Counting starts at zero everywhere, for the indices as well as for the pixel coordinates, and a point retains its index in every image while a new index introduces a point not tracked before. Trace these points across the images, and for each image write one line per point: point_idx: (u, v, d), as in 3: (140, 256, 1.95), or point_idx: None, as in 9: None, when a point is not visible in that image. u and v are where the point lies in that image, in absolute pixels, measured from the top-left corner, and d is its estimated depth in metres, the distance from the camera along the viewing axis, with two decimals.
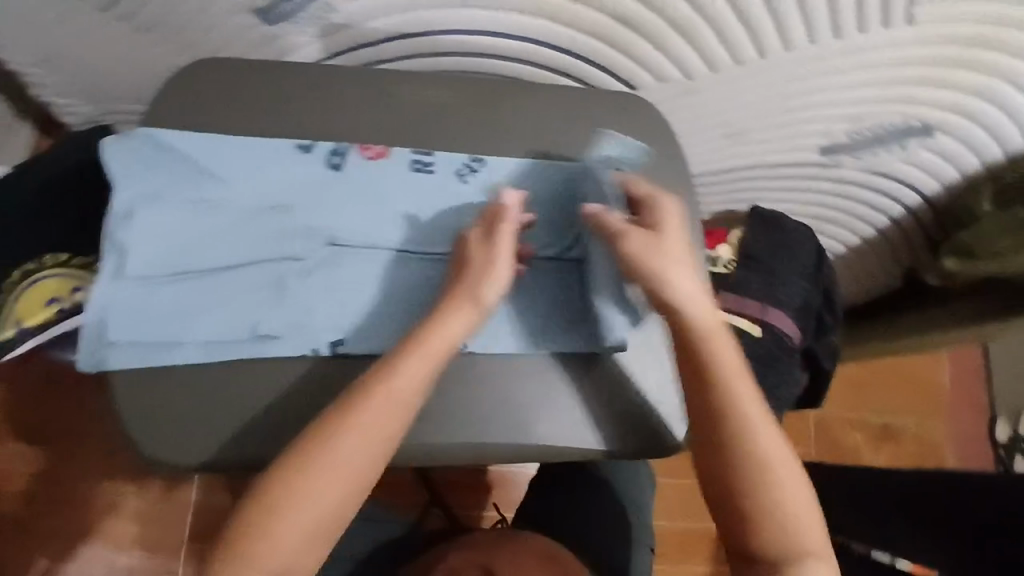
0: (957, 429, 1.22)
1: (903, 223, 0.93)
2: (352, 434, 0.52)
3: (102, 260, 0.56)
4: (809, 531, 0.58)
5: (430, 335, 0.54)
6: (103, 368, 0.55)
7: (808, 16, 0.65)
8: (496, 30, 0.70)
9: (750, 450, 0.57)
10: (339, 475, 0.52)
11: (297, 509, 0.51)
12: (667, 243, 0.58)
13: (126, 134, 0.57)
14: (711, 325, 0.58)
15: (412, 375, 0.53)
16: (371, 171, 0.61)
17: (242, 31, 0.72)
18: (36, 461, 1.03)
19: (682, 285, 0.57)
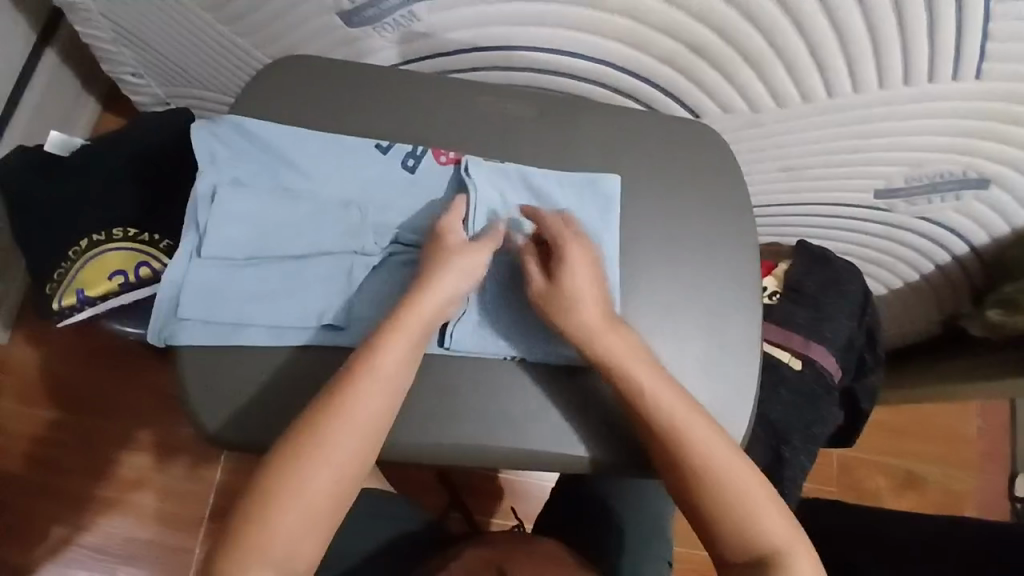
0: (976, 481, 1.20)
1: (949, 271, 0.93)
2: (339, 415, 0.53)
3: (183, 239, 0.59)
4: (775, 525, 0.56)
5: (402, 320, 0.55)
6: (175, 342, 0.58)
7: (880, 62, 0.66)
8: (570, 50, 0.72)
9: (696, 464, 0.56)
10: (330, 458, 0.53)
11: (292, 492, 0.52)
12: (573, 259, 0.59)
13: (215, 120, 0.61)
14: (620, 352, 0.57)
15: (393, 360, 0.54)
16: (444, 175, 0.62)
17: (324, 30, 0.74)
18: (72, 426, 1.05)
19: (586, 305, 0.58)
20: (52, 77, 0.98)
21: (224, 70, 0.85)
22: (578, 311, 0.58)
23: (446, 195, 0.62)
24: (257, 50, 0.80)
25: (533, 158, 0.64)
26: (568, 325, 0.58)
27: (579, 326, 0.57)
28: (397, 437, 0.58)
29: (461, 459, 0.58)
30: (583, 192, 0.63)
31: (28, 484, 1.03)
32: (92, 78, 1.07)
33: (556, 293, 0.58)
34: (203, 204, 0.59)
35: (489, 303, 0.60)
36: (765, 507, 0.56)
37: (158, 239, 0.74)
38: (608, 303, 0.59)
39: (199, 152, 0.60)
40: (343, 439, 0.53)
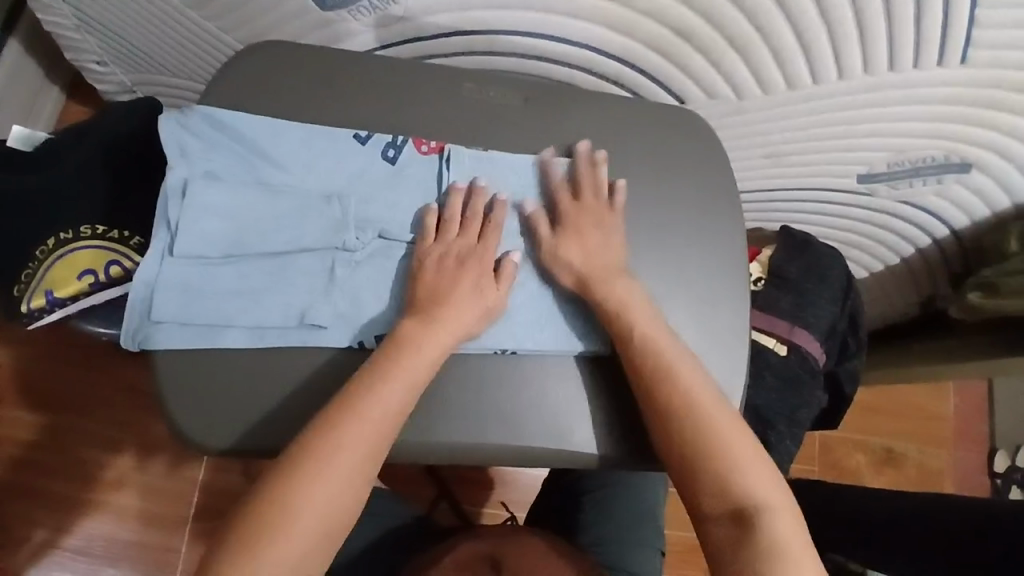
0: (955, 458, 1.24)
1: (928, 254, 0.94)
2: (358, 418, 0.51)
3: (155, 238, 0.57)
4: (761, 479, 0.54)
5: (421, 323, 0.55)
6: (150, 345, 0.56)
7: (864, 47, 0.65)
8: (552, 33, 0.70)
9: (684, 407, 0.56)
10: (345, 465, 0.51)
11: (302, 502, 0.49)
12: (581, 201, 0.61)
13: (185, 112, 0.58)
14: (619, 294, 0.58)
15: (419, 359, 0.54)
16: (427, 166, 0.60)
17: (299, 15, 0.72)
18: (47, 427, 1.02)
19: (592, 242, 0.60)
20: (14, 68, 0.94)
21: (193, 56, 0.82)
22: (581, 246, 0.59)
23: (432, 188, 0.60)
24: (228, 37, 0.77)
25: (516, 146, 0.63)
26: (569, 257, 0.59)
27: (581, 259, 0.59)
28: None
29: (449, 459, 0.57)
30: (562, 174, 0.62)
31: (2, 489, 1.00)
32: (55, 68, 1.03)
33: (565, 229, 0.60)
34: (175, 200, 0.57)
35: None
36: (749, 457, 0.55)
37: (129, 236, 0.71)
38: (615, 243, 0.61)
39: (168, 145, 0.57)
40: (359, 445, 0.51)
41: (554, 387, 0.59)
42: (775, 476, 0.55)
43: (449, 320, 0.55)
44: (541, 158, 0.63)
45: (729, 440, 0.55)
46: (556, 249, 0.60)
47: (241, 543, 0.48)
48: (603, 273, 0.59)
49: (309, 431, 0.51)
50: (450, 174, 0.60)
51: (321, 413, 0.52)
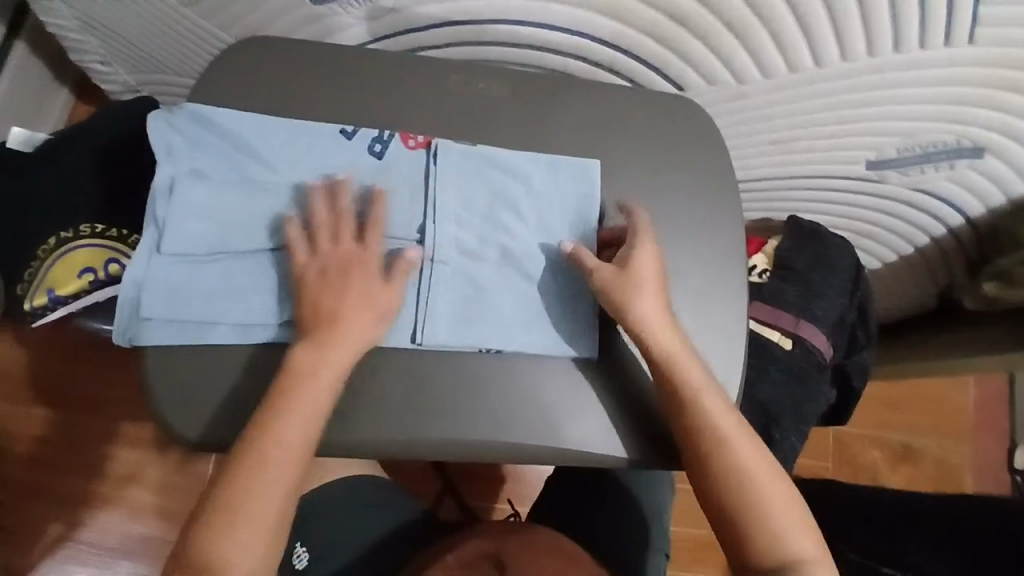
0: (975, 454, 1.20)
1: (942, 242, 0.91)
2: (267, 463, 0.52)
3: (143, 236, 0.58)
4: (800, 535, 0.56)
5: (345, 325, 0.54)
6: (139, 342, 0.56)
7: (867, 27, 0.63)
8: (544, 21, 0.69)
9: (729, 468, 0.56)
10: (281, 469, 0.52)
11: (249, 507, 0.52)
12: (642, 249, 0.58)
13: (173, 110, 0.58)
14: (672, 347, 0.56)
15: (335, 364, 0.53)
16: (413, 161, 0.60)
17: (291, 7, 0.72)
18: (62, 422, 1.04)
19: (643, 303, 0.57)
20: (19, 70, 0.96)
21: (190, 53, 0.82)
22: (633, 307, 0.57)
23: (414, 185, 0.60)
24: (222, 32, 0.77)
25: (506, 138, 0.62)
26: (630, 312, 0.57)
27: (638, 315, 0.57)
28: (370, 437, 0.56)
29: (433, 455, 0.56)
30: (552, 172, 0.61)
31: (17, 484, 1.02)
32: (61, 69, 1.04)
33: (610, 293, 0.57)
34: (162, 197, 0.57)
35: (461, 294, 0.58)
36: (794, 520, 0.56)
37: (128, 234, 0.72)
38: (664, 306, 0.58)
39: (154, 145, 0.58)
40: (291, 449, 0.52)
41: (551, 386, 0.58)
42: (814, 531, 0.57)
43: None
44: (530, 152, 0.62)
45: (770, 494, 0.56)
46: (613, 291, 0.57)
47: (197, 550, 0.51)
48: (659, 331, 0.57)
49: (222, 482, 0.52)
50: (437, 167, 0.60)
51: (226, 466, 0.52)
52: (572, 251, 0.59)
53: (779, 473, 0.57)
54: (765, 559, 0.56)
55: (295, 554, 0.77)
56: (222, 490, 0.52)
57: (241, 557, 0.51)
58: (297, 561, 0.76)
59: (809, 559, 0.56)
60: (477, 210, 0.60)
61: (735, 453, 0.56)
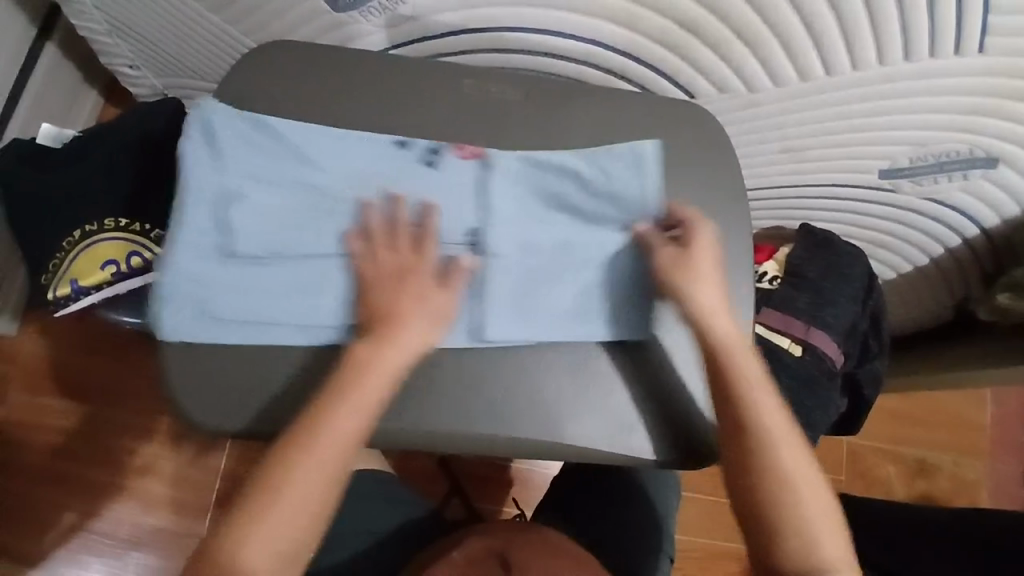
0: (992, 472, 1.18)
1: (957, 253, 0.90)
2: (312, 455, 0.54)
3: (206, 238, 0.60)
4: (832, 542, 0.57)
5: (401, 329, 0.56)
6: (192, 340, 0.58)
7: (877, 35, 0.64)
8: (558, 29, 0.71)
9: (771, 469, 0.57)
10: (326, 462, 0.54)
11: (292, 496, 0.54)
12: (699, 240, 0.59)
13: (235, 115, 0.61)
14: (732, 341, 0.57)
15: (394, 362, 0.55)
16: (462, 169, 0.61)
17: (313, 14, 0.74)
18: (81, 413, 1.07)
19: (706, 296, 0.58)
20: (52, 71, 0.99)
21: (216, 57, 0.85)
22: (694, 299, 0.58)
23: (473, 194, 0.60)
24: (246, 38, 0.80)
25: (517, 141, 0.63)
26: (693, 305, 0.58)
27: (702, 305, 0.58)
28: (387, 430, 0.57)
29: (448, 447, 0.57)
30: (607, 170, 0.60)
31: (37, 474, 1.05)
32: (92, 71, 1.08)
33: (673, 277, 0.58)
34: (229, 203, 0.60)
35: (501, 299, 0.59)
36: (828, 526, 0.57)
37: (150, 228, 0.73)
38: (722, 296, 0.59)
39: (223, 153, 0.60)
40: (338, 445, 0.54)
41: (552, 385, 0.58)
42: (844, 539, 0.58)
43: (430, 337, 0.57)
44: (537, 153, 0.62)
45: (807, 500, 0.57)
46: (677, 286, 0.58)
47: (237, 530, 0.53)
48: (719, 324, 0.58)
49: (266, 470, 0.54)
50: (487, 175, 0.61)
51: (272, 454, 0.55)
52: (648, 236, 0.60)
53: (817, 477, 0.58)
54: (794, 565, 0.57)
55: None
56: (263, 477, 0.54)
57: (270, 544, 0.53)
58: None
59: (835, 563, 0.57)
60: (539, 210, 0.61)
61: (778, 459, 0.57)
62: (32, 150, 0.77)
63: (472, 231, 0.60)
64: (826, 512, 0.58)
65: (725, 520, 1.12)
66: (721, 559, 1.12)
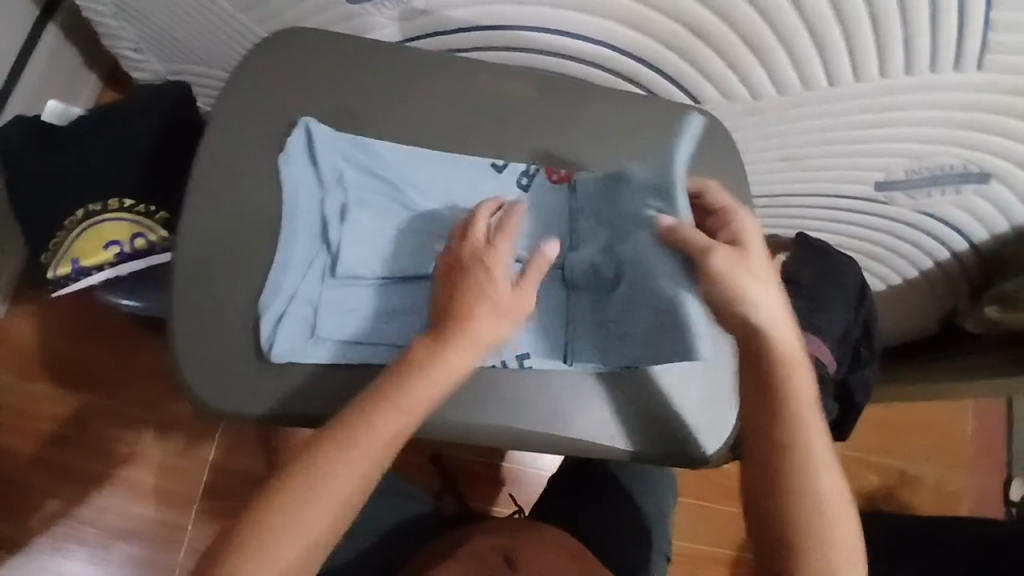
0: (972, 483, 1.20)
1: (946, 266, 0.93)
2: (327, 478, 0.47)
3: (311, 258, 0.59)
4: None
5: (457, 344, 0.50)
6: (293, 359, 0.56)
7: (880, 48, 0.66)
8: (569, 30, 0.72)
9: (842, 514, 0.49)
10: (344, 489, 0.47)
11: (300, 526, 0.46)
12: (753, 239, 0.53)
13: (335, 130, 0.61)
14: (796, 355, 0.51)
15: (436, 383, 0.49)
16: (556, 195, 0.62)
17: (327, 6, 0.75)
18: (69, 399, 1.05)
19: (770, 299, 0.51)
20: (54, 51, 0.99)
21: (228, 44, 0.85)
22: (754, 301, 0.50)
23: (563, 216, 0.61)
24: (257, 26, 0.80)
25: (528, 137, 0.64)
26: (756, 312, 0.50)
27: (768, 310, 0.51)
28: None
29: (454, 438, 0.58)
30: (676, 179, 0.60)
31: (24, 459, 1.03)
32: (94, 53, 1.07)
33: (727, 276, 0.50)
34: (335, 224, 0.59)
35: (604, 324, 0.58)
36: None
37: (155, 210, 0.73)
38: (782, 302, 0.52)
39: (323, 164, 0.60)
40: (364, 471, 0.48)
41: (560, 377, 0.59)
42: None
43: (471, 352, 0.50)
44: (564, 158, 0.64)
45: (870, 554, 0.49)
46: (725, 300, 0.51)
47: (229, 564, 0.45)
48: (781, 336, 0.50)
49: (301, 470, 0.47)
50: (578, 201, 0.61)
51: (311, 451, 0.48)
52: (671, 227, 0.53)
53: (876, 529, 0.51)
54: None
55: None
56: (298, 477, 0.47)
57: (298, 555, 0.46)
58: None
59: None
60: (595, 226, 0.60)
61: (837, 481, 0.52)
62: (39, 128, 0.76)
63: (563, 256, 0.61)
64: None
65: (714, 524, 1.13)
66: (709, 564, 1.12)
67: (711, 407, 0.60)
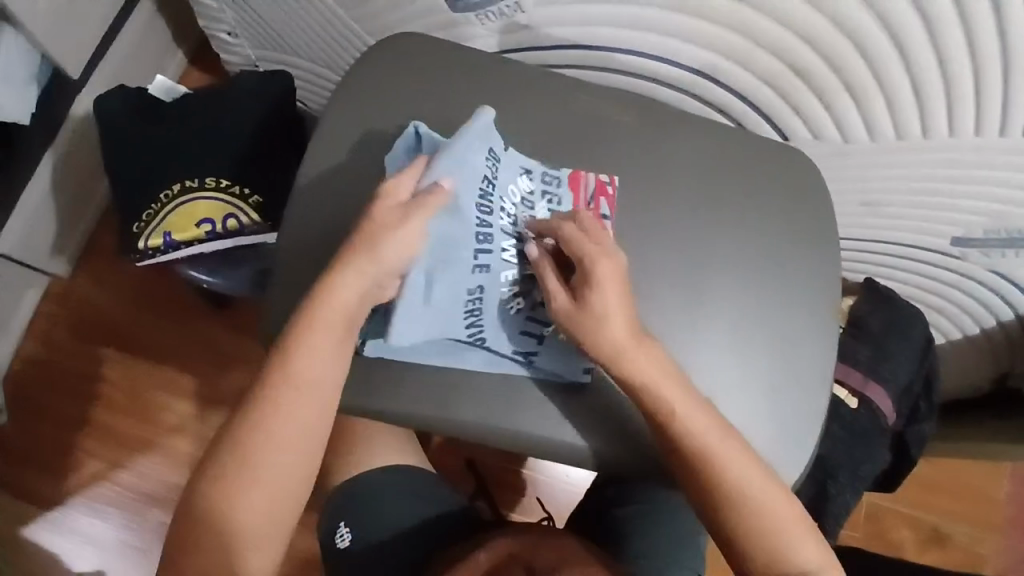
0: (1011, 548, 1.16)
1: (1009, 327, 0.92)
2: (252, 459, 0.55)
3: None
4: (799, 539, 0.58)
5: (316, 313, 0.55)
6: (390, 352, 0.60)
7: (979, 106, 0.65)
8: (666, 57, 0.73)
9: (721, 485, 0.58)
10: (271, 463, 0.55)
11: (243, 501, 0.55)
12: (603, 260, 0.56)
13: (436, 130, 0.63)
14: (623, 354, 0.57)
15: (310, 356, 0.55)
16: (646, 223, 0.65)
17: (430, 11, 0.76)
18: (119, 363, 1.07)
19: (610, 314, 0.56)
20: (147, 24, 1.01)
21: (327, 41, 0.87)
22: (603, 321, 0.56)
23: (648, 243, 0.65)
24: (355, 23, 0.82)
25: (626, 162, 0.66)
26: (610, 323, 0.56)
27: (607, 335, 0.57)
28: (406, 406, 0.61)
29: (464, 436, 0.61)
30: (498, 169, 0.59)
31: (70, 416, 1.06)
32: (184, 31, 1.10)
33: (582, 304, 0.57)
34: None
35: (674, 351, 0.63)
36: (797, 526, 0.59)
37: (248, 193, 0.79)
38: (631, 312, 0.58)
39: None
40: (278, 449, 0.55)
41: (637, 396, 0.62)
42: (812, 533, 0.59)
43: (343, 298, 0.54)
44: (658, 184, 0.66)
45: (772, 511, 0.58)
46: (582, 332, 0.57)
47: (199, 541, 0.56)
48: (611, 340, 0.57)
49: (233, 433, 0.56)
50: (659, 236, 0.65)
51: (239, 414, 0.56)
52: (536, 260, 0.59)
53: (777, 485, 0.59)
54: (761, 560, 0.59)
55: (336, 532, 0.78)
56: (230, 442, 0.56)
57: (255, 505, 0.56)
58: (340, 540, 0.78)
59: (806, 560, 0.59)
60: None
61: (725, 460, 0.58)
62: (143, 105, 0.82)
63: (646, 284, 0.64)
64: (789, 510, 0.58)
65: None
66: None
67: (777, 446, 0.62)
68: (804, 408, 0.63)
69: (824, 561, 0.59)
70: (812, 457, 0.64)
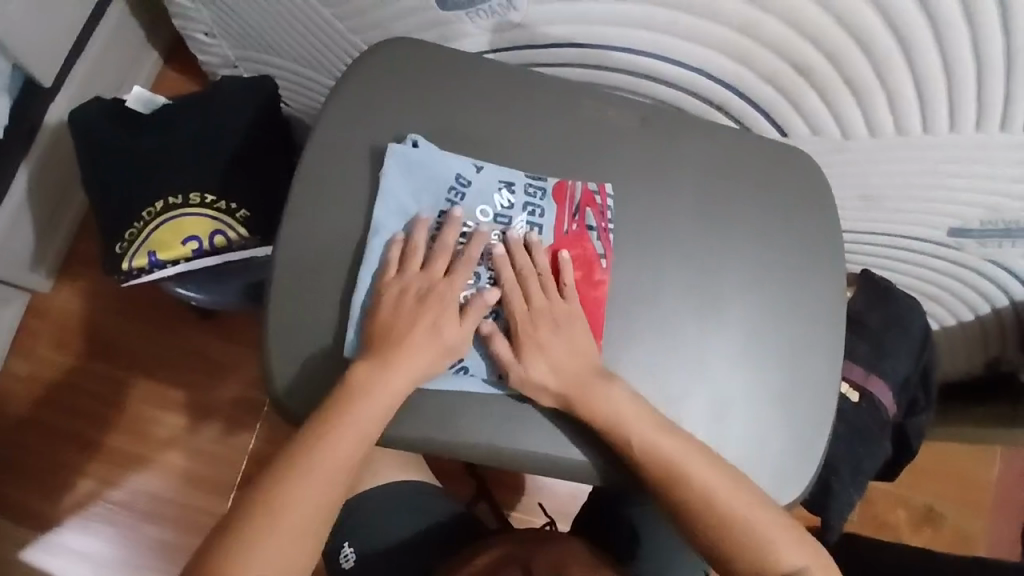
0: (999, 526, 1.19)
1: (1003, 313, 0.92)
2: (275, 516, 0.54)
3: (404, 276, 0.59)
4: (785, 544, 0.58)
5: (385, 377, 0.57)
6: None
7: (981, 102, 0.64)
8: (663, 55, 0.71)
9: (690, 501, 0.58)
10: (293, 520, 0.55)
11: (255, 561, 0.53)
12: (534, 300, 0.60)
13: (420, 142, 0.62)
14: (565, 383, 0.59)
15: (366, 419, 0.56)
16: (648, 229, 0.64)
17: (419, 11, 0.73)
18: (105, 377, 1.04)
19: (554, 353, 0.59)
20: (120, 24, 0.97)
21: (310, 41, 0.84)
22: (548, 362, 0.59)
23: (652, 249, 0.63)
24: (339, 22, 0.79)
25: (627, 167, 0.64)
26: (552, 356, 0.59)
27: (554, 376, 0.59)
28: (411, 436, 0.59)
29: (469, 458, 0.59)
30: (464, 195, 0.62)
31: (58, 433, 1.03)
32: (158, 31, 1.06)
33: (523, 347, 0.59)
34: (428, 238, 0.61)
35: (681, 360, 0.62)
36: (784, 533, 0.58)
37: (235, 208, 0.77)
38: (582, 347, 0.60)
39: (417, 178, 0.61)
40: (306, 506, 0.55)
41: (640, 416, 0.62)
42: (801, 536, 0.59)
43: (416, 367, 0.57)
44: (660, 189, 0.64)
45: (751, 519, 0.58)
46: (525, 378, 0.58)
47: None
48: (555, 374, 0.59)
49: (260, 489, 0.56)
50: (663, 242, 0.63)
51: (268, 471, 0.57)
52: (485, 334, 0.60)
53: (750, 492, 0.58)
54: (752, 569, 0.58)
55: (341, 552, 0.77)
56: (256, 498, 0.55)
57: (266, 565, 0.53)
58: (344, 561, 0.77)
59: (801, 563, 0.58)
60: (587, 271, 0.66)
61: (687, 471, 0.58)
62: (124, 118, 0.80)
63: (651, 291, 0.63)
64: (771, 518, 0.58)
65: None
66: None
67: (782, 458, 0.62)
68: (810, 413, 0.63)
69: (813, 561, 0.59)
70: (820, 461, 0.63)
